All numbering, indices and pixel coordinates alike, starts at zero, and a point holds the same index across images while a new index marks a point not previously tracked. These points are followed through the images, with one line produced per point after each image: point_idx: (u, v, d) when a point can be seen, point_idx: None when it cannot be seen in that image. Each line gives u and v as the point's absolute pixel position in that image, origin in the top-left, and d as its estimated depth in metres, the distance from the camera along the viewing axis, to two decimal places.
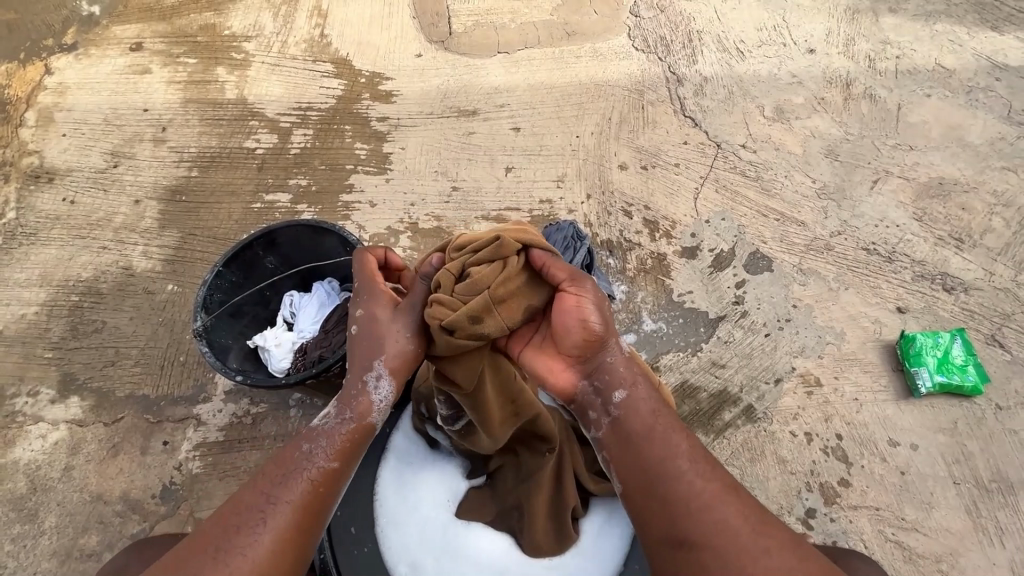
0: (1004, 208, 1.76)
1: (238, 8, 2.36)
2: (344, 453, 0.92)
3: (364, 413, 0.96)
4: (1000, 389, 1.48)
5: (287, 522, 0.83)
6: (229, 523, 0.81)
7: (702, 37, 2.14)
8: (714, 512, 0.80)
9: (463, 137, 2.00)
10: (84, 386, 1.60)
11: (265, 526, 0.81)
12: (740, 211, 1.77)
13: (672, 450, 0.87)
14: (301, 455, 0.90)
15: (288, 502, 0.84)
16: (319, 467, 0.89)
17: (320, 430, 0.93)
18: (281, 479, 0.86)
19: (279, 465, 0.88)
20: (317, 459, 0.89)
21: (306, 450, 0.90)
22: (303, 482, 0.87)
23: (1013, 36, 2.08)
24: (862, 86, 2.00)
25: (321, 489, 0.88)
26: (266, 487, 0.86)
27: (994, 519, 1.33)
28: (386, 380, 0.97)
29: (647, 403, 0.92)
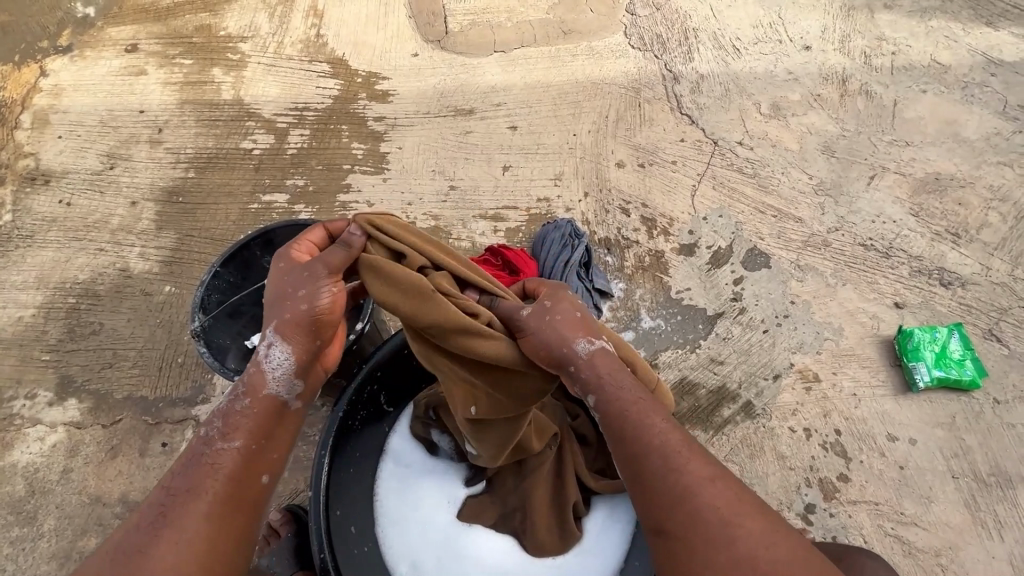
0: (1000, 203, 1.76)
1: (233, 9, 2.35)
2: (246, 431, 0.87)
3: (261, 386, 0.90)
4: (997, 383, 1.48)
5: (191, 509, 0.79)
6: (132, 526, 0.79)
7: (698, 34, 2.14)
8: (693, 505, 0.78)
9: (460, 136, 2.00)
10: (82, 388, 1.60)
11: (166, 519, 0.78)
12: (737, 208, 1.77)
13: (646, 444, 0.84)
14: (200, 443, 0.86)
15: (192, 490, 0.81)
16: (217, 449, 0.85)
17: (217, 413, 0.89)
18: (183, 472, 0.83)
19: (182, 459, 0.86)
20: (216, 443, 0.86)
21: (202, 436, 0.87)
22: (205, 468, 0.83)
23: (1008, 32, 2.08)
24: (858, 82, 2.01)
25: (225, 470, 0.84)
26: (166, 484, 0.83)
27: (993, 513, 1.34)
28: (276, 344, 0.89)
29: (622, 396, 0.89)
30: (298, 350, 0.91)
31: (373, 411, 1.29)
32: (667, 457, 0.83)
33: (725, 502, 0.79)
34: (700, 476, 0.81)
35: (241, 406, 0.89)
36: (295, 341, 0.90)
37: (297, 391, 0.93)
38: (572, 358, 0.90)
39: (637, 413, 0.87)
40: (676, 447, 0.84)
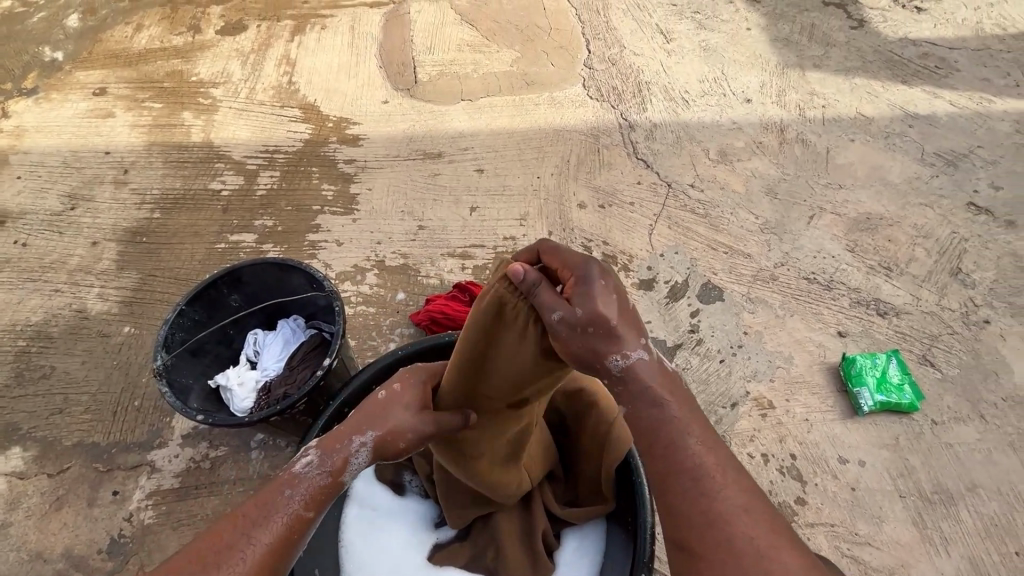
0: (925, 240, 1.92)
1: (206, 57, 2.49)
2: (320, 506, 0.87)
3: (341, 470, 0.91)
4: (934, 405, 1.57)
5: (266, 566, 0.78)
6: (203, 557, 0.75)
7: (650, 87, 2.32)
8: (725, 527, 0.74)
9: (428, 178, 2.08)
10: (27, 436, 1.52)
11: (243, 569, 0.75)
12: (691, 245, 1.89)
13: (681, 456, 0.80)
14: (284, 500, 0.84)
15: (257, 537, 0.79)
16: (299, 514, 0.84)
17: (299, 477, 0.88)
18: (258, 514, 0.81)
19: (257, 505, 0.83)
20: (293, 497, 0.85)
21: (288, 495, 0.85)
22: (283, 518, 0.82)
23: (921, 89, 2.34)
24: (794, 132, 2.21)
25: (296, 528, 0.83)
26: (244, 529, 0.79)
27: (938, 530, 1.38)
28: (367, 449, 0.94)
29: (658, 417, 0.84)
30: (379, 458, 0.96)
31: None
32: (701, 479, 0.78)
33: (767, 531, 0.74)
34: (737, 505, 0.76)
35: (322, 474, 0.89)
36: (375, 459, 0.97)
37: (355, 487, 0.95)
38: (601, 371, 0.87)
39: (672, 431, 0.82)
40: (712, 467, 0.79)
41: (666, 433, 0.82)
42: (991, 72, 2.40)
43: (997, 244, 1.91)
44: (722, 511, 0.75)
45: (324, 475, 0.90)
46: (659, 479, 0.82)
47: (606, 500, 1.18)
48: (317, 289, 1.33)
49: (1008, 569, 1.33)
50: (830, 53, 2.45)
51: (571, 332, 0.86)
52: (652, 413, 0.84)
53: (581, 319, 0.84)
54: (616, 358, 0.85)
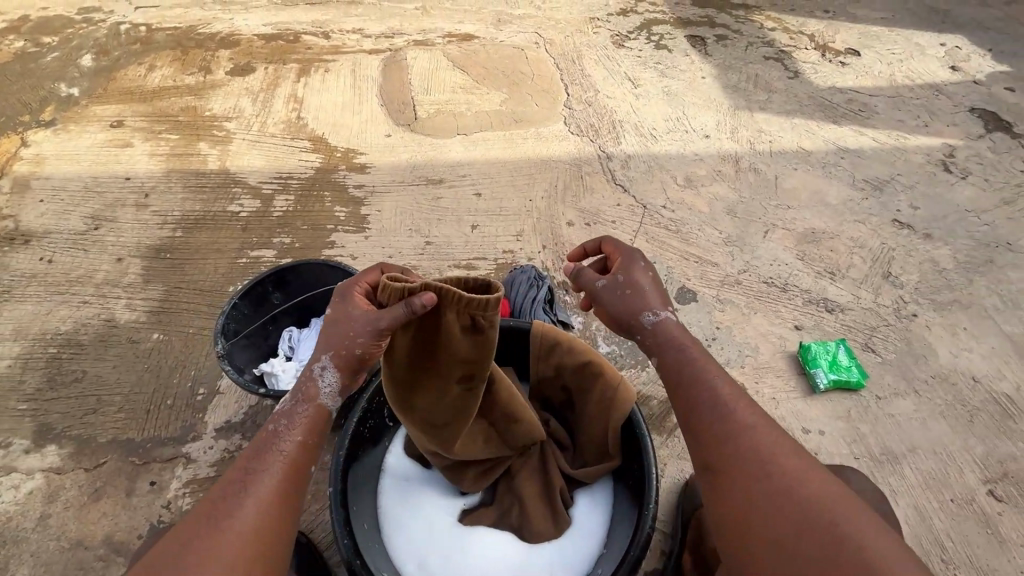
0: (860, 249, 2.26)
1: (218, 95, 2.70)
2: (306, 429, 0.99)
3: (313, 395, 1.02)
4: (877, 383, 1.85)
5: (269, 485, 0.90)
6: (215, 499, 0.88)
7: (623, 124, 2.67)
8: (744, 434, 0.95)
9: (432, 201, 2.31)
10: (62, 435, 1.59)
11: (248, 493, 0.89)
12: (667, 256, 2.17)
13: (703, 388, 1.04)
14: (272, 436, 0.97)
15: (260, 474, 0.92)
16: (287, 440, 0.97)
17: (281, 414, 1.00)
18: (256, 458, 0.94)
19: (253, 446, 0.96)
20: (281, 436, 0.97)
21: (272, 430, 0.98)
22: (276, 455, 0.95)
23: (848, 128, 2.77)
24: (747, 162, 2.57)
25: (291, 458, 0.95)
26: (244, 465, 0.93)
27: (888, 484, 1.62)
28: (331, 370, 1.02)
29: (680, 358, 1.11)
30: (347, 377, 1.04)
31: (378, 425, 1.39)
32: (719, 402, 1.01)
33: (774, 438, 0.93)
34: (750, 419, 0.97)
35: (300, 410, 1.00)
36: (345, 374, 1.04)
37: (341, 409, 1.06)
38: (637, 326, 1.16)
39: (695, 371, 1.08)
40: (726, 396, 1.02)
41: (689, 374, 1.08)
42: (904, 115, 2.86)
43: (919, 253, 2.27)
44: (741, 424, 0.96)
45: (304, 409, 1.01)
46: (690, 414, 1.04)
47: (615, 456, 1.37)
48: None
49: (947, 514, 1.58)
50: (772, 98, 2.87)
51: (616, 294, 1.19)
52: (676, 357, 1.11)
53: (623, 282, 1.19)
54: (649, 314, 1.15)
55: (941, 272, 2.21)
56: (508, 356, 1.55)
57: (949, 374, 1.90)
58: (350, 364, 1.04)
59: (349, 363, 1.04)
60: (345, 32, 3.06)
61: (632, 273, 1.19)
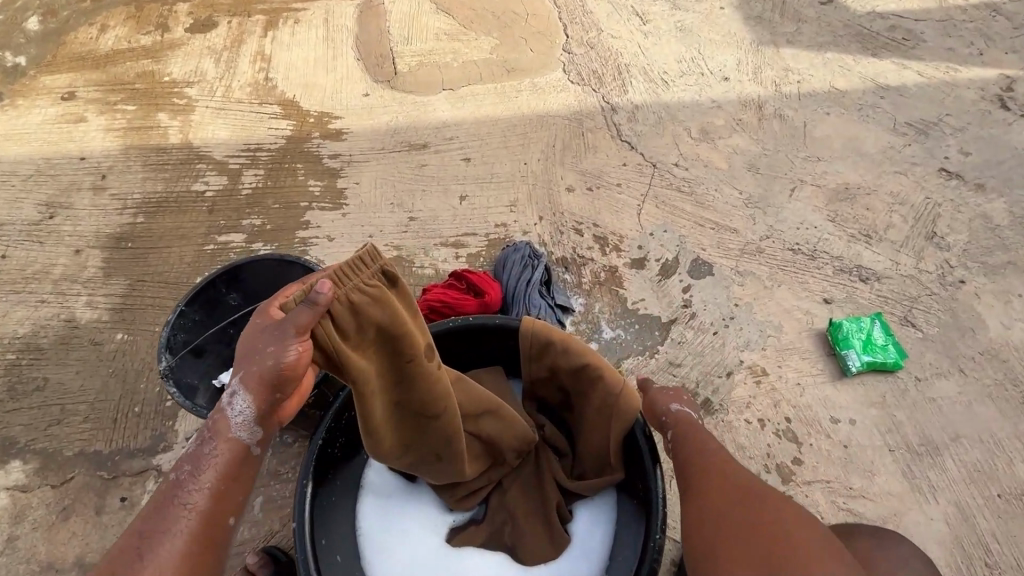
0: (900, 206, 1.99)
1: (177, 56, 2.43)
2: (217, 474, 0.81)
3: (225, 431, 0.82)
4: (916, 363, 1.65)
5: (172, 552, 0.74)
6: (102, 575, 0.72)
7: (629, 69, 2.35)
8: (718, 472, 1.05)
9: (415, 169, 2.08)
10: (26, 449, 1.49)
11: (144, 565, 0.72)
12: (679, 223, 1.93)
13: (697, 445, 1.14)
14: (175, 487, 0.79)
15: (160, 537, 0.75)
16: (193, 491, 0.79)
17: (186, 457, 0.82)
18: (154, 519, 0.77)
19: (154, 501, 0.79)
20: (185, 485, 0.79)
21: (174, 479, 0.80)
22: (180, 510, 0.78)
23: (889, 61, 2.41)
24: (772, 107, 2.26)
25: (198, 512, 0.78)
26: (141, 527, 0.76)
27: (927, 479, 1.46)
28: (240, 396, 0.82)
29: (693, 432, 1.18)
30: (266, 401, 0.84)
31: (352, 439, 1.25)
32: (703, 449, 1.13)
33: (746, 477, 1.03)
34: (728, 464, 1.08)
35: (207, 451, 0.82)
36: (262, 397, 0.83)
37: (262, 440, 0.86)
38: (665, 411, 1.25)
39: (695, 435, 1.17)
40: (712, 448, 1.12)
41: (692, 439, 1.16)
42: (956, 42, 2.48)
43: (968, 208, 2.00)
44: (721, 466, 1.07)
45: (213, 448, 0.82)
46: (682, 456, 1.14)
47: (620, 469, 1.21)
48: None
49: (992, 511, 1.42)
50: (802, 28, 2.50)
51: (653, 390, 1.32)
52: (688, 430, 1.19)
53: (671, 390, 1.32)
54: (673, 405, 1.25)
55: (993, 230, 1.95)
56: (497, 353, 1.38)
57: (999, 349, 1.69)
58: (268, 384, 0.83)
59: (267, 385, 0.83)
60: None
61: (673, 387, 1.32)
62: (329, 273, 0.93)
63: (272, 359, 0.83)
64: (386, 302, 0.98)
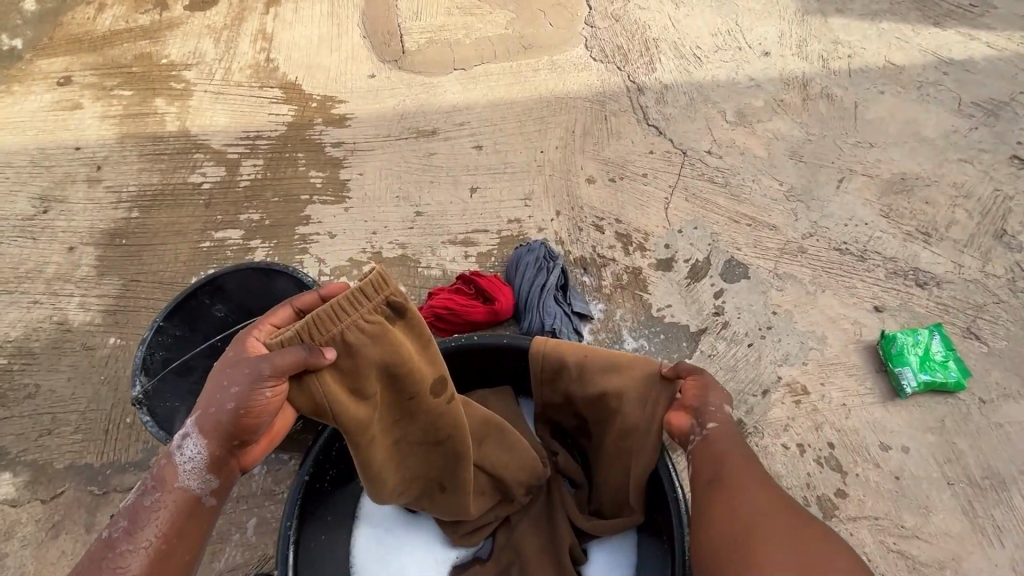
0: (965, 200, 1.77)
1: (175, 37, 2.30)
2: (155, 529, 0.77)
3: (169, 480, 0.79)
4: (981, 382, 1.46)
5: None
6: None
7: (659, 44, 2.13)
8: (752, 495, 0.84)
9: (423, 158, 1.93)
10: (17, 460, 1.43)
11: None
12: (711, 219, 1.74)
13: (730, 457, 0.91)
14: (109, 545, 0.76)
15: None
16: (120, 552, 0.75)
17: (124, 509, 0.78)
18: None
19: (88, 558, 0.76)
20: (121, 545, 0.75)
21: (107, 535, 0.76)
22: (109, 570, 0.74)
23: (956, 30, 2.13)
24: (819, 86, 2.02)
25: (135, 572, 0.75)
26: None
27: (991, 518, 1.29)
28: (189, 443, 0.78)
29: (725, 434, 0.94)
30: (218, 447, 0.79)
31: (345, 469, 1.15)
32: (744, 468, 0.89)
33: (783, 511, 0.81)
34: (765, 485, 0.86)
35: (148, 504, 0.77)
36: (214, 442, 0.79)
37: (215, 489, 0.81)
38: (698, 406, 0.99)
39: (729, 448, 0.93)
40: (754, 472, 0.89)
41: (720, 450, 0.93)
42: None
43: None
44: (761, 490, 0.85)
45: (154, 499, 0.78)
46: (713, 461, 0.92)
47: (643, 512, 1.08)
48: None
49: None
50: None
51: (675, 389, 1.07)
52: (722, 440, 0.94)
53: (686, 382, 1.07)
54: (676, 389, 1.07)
55: None
56: (506, 374, 1.25)
57: None
58: (220, 429, 0.79)
59: (220, 429, 0.79)
60: None
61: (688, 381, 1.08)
62: (330, 307, 0.81)
63: (229, 402, 0.78)
64: (388, 340, 0.85)
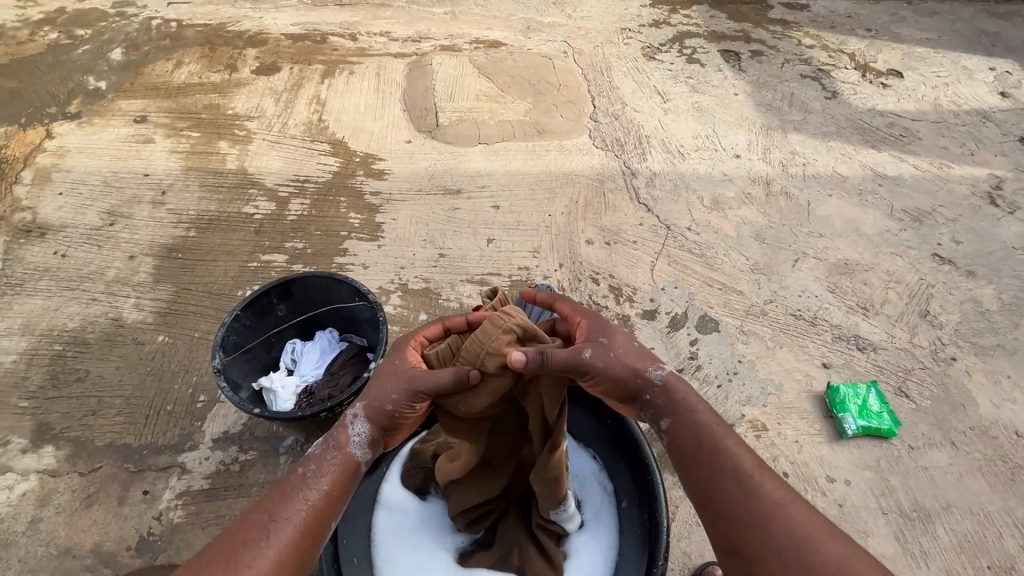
0: (896, 284, 2.14)
1: (242, 94, 2.69)
2: (331, 478, 0.94)
3: (344, 443, 0.98)
4: (910, 431, 1.73)
5: (288, 538, 0.85)
6: (233, 544, 0.83)
7: (650, 140, 2.58)
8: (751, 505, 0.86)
9: (449, 211, 2.26)
10: (60, 436, 1.57)
11: (268, 544, 0.84)
12: (689, 281, 2.07)
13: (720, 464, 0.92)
14: (298, 482, 0.92)
15: (282, 519, 0.87)
16: (309, 488, 0.92)
17: (310, 458, 0.97)
18: (278, 503, 0.89)
19: (278, 489, 0.92)
20: (309, 482, 0.92)
21: (297, 474, 0.94)
22: (300, 502, 0.90)
23: (887, 153, 2.64)
24: (778, 185, 2.46)
25: (315, 507, 0.90)
26: (266, 508, 0.88)
27: (918, 544, 1.51)
28: (361, 419, 0.99)
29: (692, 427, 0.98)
30: (378, 429, 1.00)
31: (373, 452, 1.34)
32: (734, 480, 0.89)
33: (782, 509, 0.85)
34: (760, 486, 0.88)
35: (329, 456, 0.96)
36: (378, 424, 1.01)
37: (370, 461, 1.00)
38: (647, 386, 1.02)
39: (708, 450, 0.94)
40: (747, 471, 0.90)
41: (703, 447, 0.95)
42: (948, 142, 2.71)
43: (960, 291, 2.14)
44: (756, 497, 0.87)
45: (333, 455, 0.97)
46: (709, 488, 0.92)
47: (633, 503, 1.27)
48: (361, 302, 1.44)
49: None
50: (808, 118, 2.75)
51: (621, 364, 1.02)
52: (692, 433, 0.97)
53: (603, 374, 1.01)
54: (654, 370, 1.02)
55: (983, 313, 2.08)
56: None
57: (989, 426, 1.77)
58: (385, 416, 1.01)
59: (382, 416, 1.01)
60: (372, 34, 3.02)
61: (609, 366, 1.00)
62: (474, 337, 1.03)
63: (390, 403, 1.00)
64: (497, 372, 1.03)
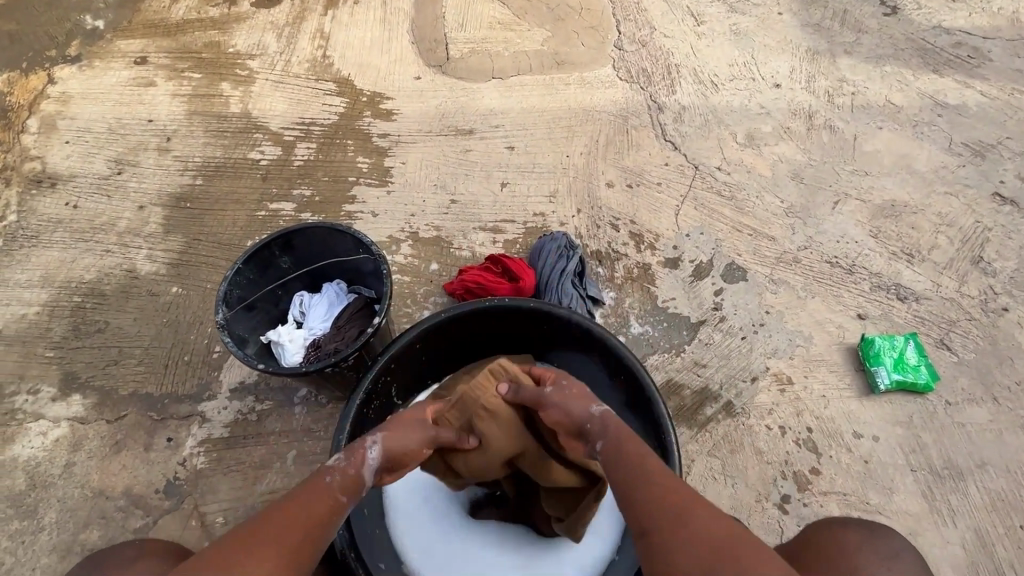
0: (948, 228, 1.95)
1: (242, 29, 2.53)
2: (351, 486, 0.95)
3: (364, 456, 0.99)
4: (948, 386, 1.63)
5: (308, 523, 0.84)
6: (254, 526, 0.80)
7: (680, 70, 2.34)
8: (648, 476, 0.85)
9: (460, 154, 2.13)
10: (86, 385, 1.62)
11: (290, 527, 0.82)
12: (716, 226, 1.93)
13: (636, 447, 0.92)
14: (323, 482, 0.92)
15: (306, 507, 0.86)
16: (335, 488, 0.92)
17: (331, 464, 0.96)
18: (302, 493, 0.89)
19: (302, 488, 0.91)
20: (334, 482, 0.93)
21: (321, 476, 0.94)
22: (326, 496, 0.90)
23: (952, 78, 2.34)
24: (822, 118, 2.22)
25: (336, 505, 0.90)
26: (290, 500, 0.87)
27: (946, 502, 1.45)
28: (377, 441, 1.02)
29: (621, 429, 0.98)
30: (387, 454, 1.02)
31: (383, 405, 1.33)
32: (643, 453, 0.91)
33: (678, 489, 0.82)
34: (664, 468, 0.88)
35: (350, 467, 0.97)
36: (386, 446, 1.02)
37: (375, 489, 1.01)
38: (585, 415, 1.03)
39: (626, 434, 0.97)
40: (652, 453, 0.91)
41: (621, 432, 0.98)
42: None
43: (1020, 235, 1.94)
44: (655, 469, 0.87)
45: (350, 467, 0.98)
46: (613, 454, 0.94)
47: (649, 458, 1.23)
48: (364, 254, 1.38)
49: (1012, 541, 1.40)
50: (862, 39, 2.44)
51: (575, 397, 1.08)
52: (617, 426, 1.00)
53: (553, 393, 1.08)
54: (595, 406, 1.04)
55: None
56: (525, 337, 1.43)
57: None
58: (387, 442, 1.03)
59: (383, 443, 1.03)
60: None
61: (558, 399, 1.07)
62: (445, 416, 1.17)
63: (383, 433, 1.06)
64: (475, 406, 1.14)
